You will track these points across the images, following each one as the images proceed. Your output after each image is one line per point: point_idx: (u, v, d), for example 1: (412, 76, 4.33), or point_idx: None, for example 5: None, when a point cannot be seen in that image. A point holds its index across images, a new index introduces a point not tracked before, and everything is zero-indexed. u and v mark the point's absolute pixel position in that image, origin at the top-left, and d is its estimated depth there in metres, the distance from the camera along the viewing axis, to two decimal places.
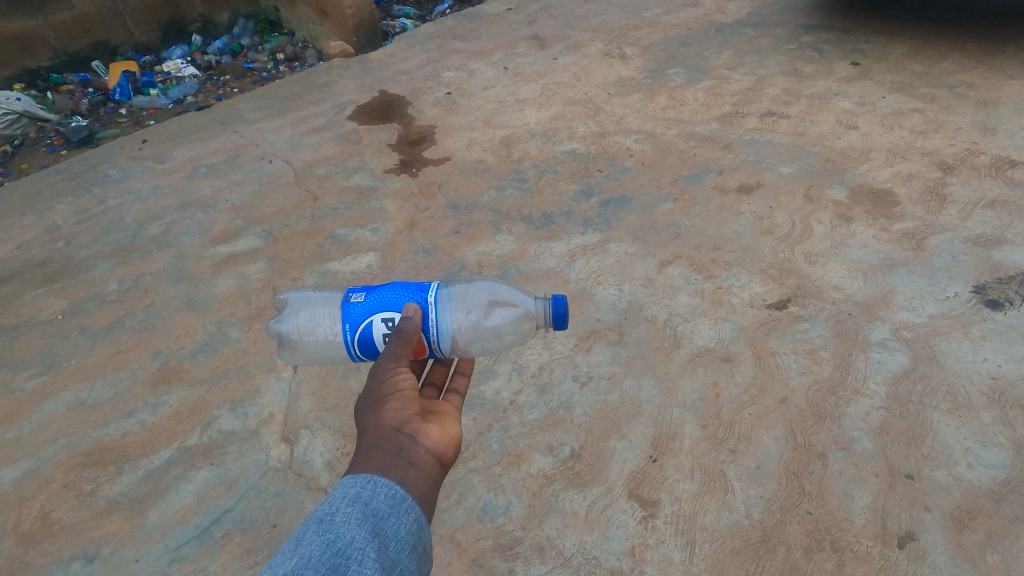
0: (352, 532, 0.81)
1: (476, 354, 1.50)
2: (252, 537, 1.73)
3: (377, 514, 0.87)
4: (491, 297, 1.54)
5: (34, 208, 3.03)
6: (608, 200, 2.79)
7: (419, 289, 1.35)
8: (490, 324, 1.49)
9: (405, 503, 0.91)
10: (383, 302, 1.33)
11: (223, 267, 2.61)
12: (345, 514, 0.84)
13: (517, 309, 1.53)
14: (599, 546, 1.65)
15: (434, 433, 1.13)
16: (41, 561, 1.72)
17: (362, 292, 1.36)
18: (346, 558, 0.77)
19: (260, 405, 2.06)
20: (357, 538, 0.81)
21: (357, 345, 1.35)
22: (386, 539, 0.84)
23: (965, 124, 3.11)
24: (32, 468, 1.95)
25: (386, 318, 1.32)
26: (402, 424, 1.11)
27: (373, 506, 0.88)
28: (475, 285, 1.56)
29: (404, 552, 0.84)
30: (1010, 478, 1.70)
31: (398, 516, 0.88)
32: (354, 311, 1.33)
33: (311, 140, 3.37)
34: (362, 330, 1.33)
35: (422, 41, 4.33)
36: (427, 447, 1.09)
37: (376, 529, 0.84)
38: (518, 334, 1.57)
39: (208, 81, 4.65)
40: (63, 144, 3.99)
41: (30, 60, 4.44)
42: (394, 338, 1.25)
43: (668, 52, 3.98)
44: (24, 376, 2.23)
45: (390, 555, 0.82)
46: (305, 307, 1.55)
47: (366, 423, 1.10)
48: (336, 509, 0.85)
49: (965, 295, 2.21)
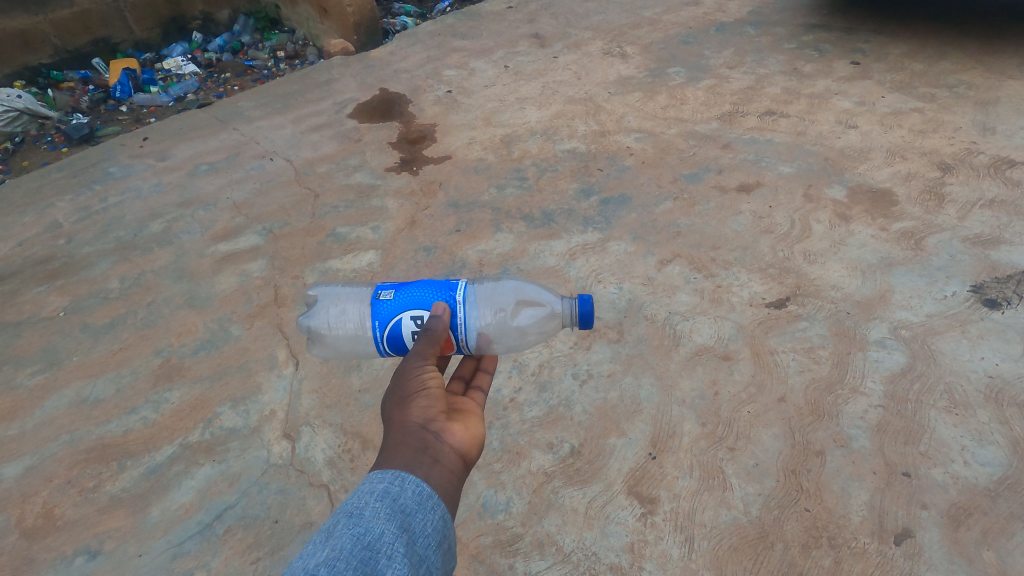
0: (382, 526, 0.82)
1: (501, 352, 1.50)
2: (254, 533, 1.74)
3: (405, 510, 0.87)
4: (519, 296, 1.55)
5: (35, 205, 3.04)
6: (608, 199, 2.80)
7: (447, 287, 1.36)
8: (518, 323, 1.50)
9: (432, 500, 0.92)
10: (413, 300, 1.34)
11: (224, 265, 2.62)
12: (374, 509, 0.85)
13: (543, 309, 1.55)
14: (599, 542, 1.66)
15: (459, 432, 1.13)
16: (44, 557, 1.73)
17: (391, 289, 1.37)
18: (377, 551, 0.77)
19: (261, 402, 2.08)
20: (387, 533, 0.81)
21: (386, 341, 1.36)
22: (414, 534, 0.84)
23: (964, 123, 3.12)
24: (35, 464, 1.96)
25: (416, 315, 1.33)
26: (428, 422, 1.12)
27: (402, 502, 0.88)
28: (502, 284, 1.58)
29: (431, 548, 0.85)
30: (1006, 476, 1.71)
31: (425, 512, 0.89)
32: (384, 309, 1.34)
33: (312, 138, 3.38)
34: (391, 327, 1.34)
35: (423, 39, 4.33)
36: (451, 446, 1.09)
37: (405, 524, 0.84)
38: (543, 334, 1.58)
39: (208, 79, 4.66)
40: (64, 142, 3.99)
41: (30, 57, 4.44)
42: (422, 336, 1.26)
43: (669, 51, 3.99)
44: (27, 373, 2.24)
45: (418, 551, 0.82)
46: (332, 299, 1.55)
47: (392, 420, 1.12)
48: (365, 504, 0.85)
49: (963, 294, 2.23)
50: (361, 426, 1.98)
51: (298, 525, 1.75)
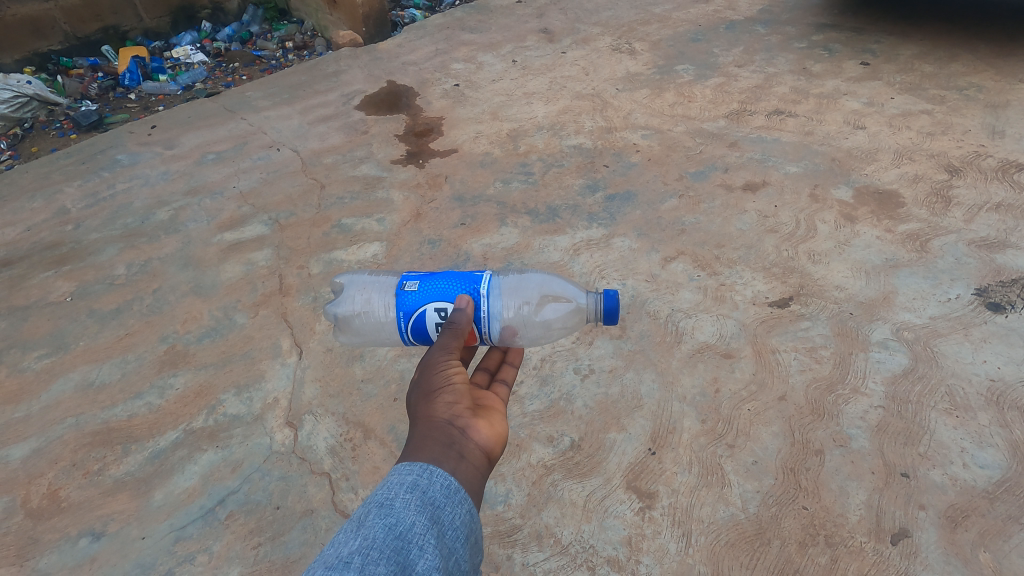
0: (412, 518, 0.83)
1: (525, 345, 1.51)
2: (256, 518, 1.76)
3: (435, 503, 0.88)
4: (545, 291, 1.54)
5: (43, 191, 3.06)
6: (613, 195, 2.80)
7: (472, 280, 1.37)
8: (542, 317, 1.50)
9: (459, 494, 0.92)
10: (437, 292, 1.35)
11: (230, 253, 2.63)
12: (404, 501, 0.85)
13: (569, 303, 1.54)
14: (597, 535, 1.67)
15: (484, 428, 1.13)
16: (49, 537, 1.75)
17: (416, 280, 1.39)
18: (409, 542, 0.78)
19: (265, 390, 2.09)
20: (417, 524, 0.82)
21: (410, 332, 1.38)
22: (443, 527, 0.85)
23: (974, 126, 3.10)
24: (40, 446, 1.98)
25: (439, 308, 1.35)
26: (454, 418, 1.11)
27: (431, 495, 0.89)
28: (529, 277, 1.57)
29: (459, 541, 0.86)
30: (1005, 479, 1.71)
31: (453, 506, 0.90)
32: (408, 300, 1.36)
33: (320, 129, 3.39)
34: (415, 318, 1.36)
35: (432, 32, 4.33)
36: (477, 442, 1.09)
37: (435, 517, 0.85)
38: (568, 328, 1.58)
39: (217, 68, 4.66)
40: (73, 128, 4.01)
41: (41, 43, 4.46)
42: (447, 330, 1.27)
43: (678, 48, 3.97)
44: (33, 356, 2.27)
45: (448, 544, 0.84)
46: (358, 288, 1.57)
47: (419, 414, 1.12)
48: (395, 495, 0.86)
49: (967, 297, 2.22)
50: (364, 415, 2.00)
51: (299, 511, 1.77)
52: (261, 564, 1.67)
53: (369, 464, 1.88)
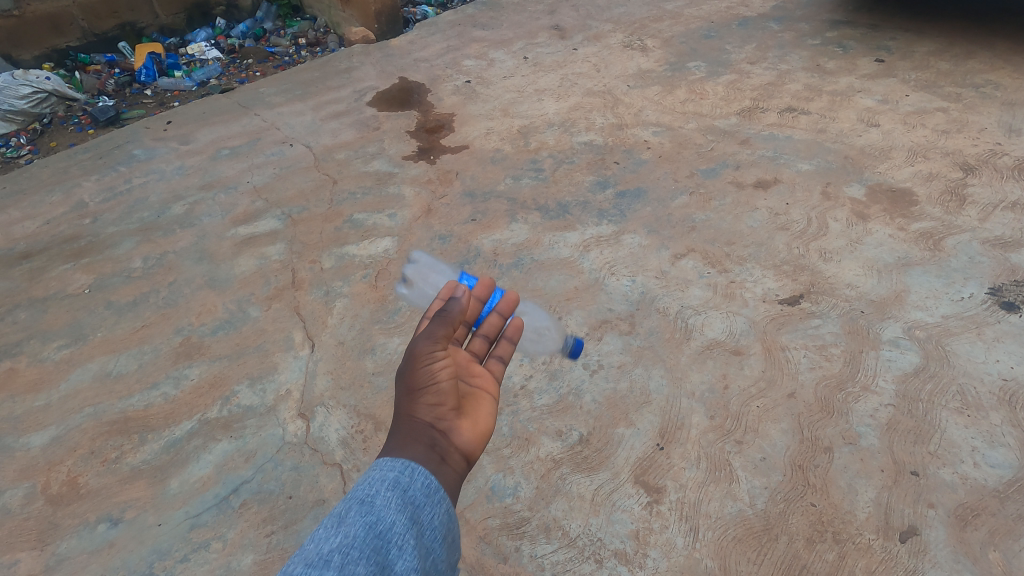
0: (393, 516, 0.84)
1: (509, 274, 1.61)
2: (268, 507, 1.79)
3: (415, 502, 0.90)
4: None
5: (62, 184, 3.11)
6: (623, 192, 2.80)
7: None
8: None
9: (439, 494, 0.94)
10: None
11: (244, 248, 2.66)
12: (384, 499, 0.87)
13: None
14: (604, 528, 1.69)
15: (467, 430, 1.12)
16: (68, 522, 1.79)
17: None
18: (388, 541, 0.80)
19: (277, 381, 2.13)
20: (398, 523, 0.83)
21: None
22: (422, 527, 0.87)
23: (990, 124, 3.07)
24: (59, 435, 2.02)
25: None
26: (437, 420, 1.10)
27: (411, 494, 0.90)
28: None
29: (437, 541, 0.88)
30: (1016, 479, 1.70)
31: (432, 505, 0.91)
32: None
33: (332, 125, 3.41)
34: None
35: (443, 29, 4.34)
36: (458, 446, 1.09)
37: (414, 516, 0.87)
38: None
39: (231, 64, 4.71)
40: (90, 124, 4.06)
41: (59, 39, 4.52)
42: (436, 318, 1.23)
43: (690, 45, 3.96)
44: (53, 347, 2.31)
45: (426, 544, 0.86)
46: None
47: (401, 410, 1.10)
48: (376, 492, 0.87)
49: (980, 296, 2.21)
50: (374, 408, 2.02)
51: (310, 501, 1.80)
52: (274, 551, 1.70)
53: (379, 455, 1.90)
